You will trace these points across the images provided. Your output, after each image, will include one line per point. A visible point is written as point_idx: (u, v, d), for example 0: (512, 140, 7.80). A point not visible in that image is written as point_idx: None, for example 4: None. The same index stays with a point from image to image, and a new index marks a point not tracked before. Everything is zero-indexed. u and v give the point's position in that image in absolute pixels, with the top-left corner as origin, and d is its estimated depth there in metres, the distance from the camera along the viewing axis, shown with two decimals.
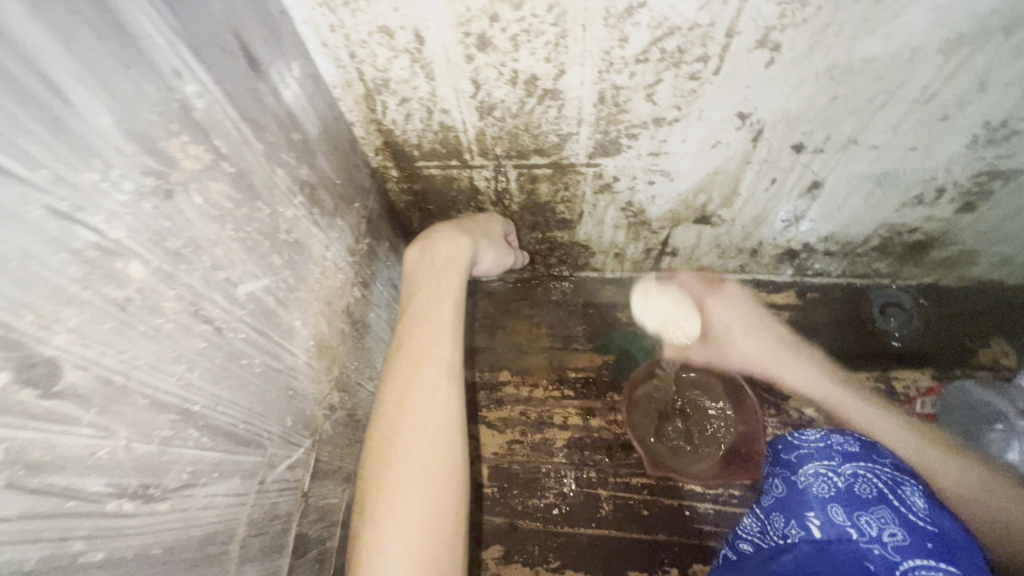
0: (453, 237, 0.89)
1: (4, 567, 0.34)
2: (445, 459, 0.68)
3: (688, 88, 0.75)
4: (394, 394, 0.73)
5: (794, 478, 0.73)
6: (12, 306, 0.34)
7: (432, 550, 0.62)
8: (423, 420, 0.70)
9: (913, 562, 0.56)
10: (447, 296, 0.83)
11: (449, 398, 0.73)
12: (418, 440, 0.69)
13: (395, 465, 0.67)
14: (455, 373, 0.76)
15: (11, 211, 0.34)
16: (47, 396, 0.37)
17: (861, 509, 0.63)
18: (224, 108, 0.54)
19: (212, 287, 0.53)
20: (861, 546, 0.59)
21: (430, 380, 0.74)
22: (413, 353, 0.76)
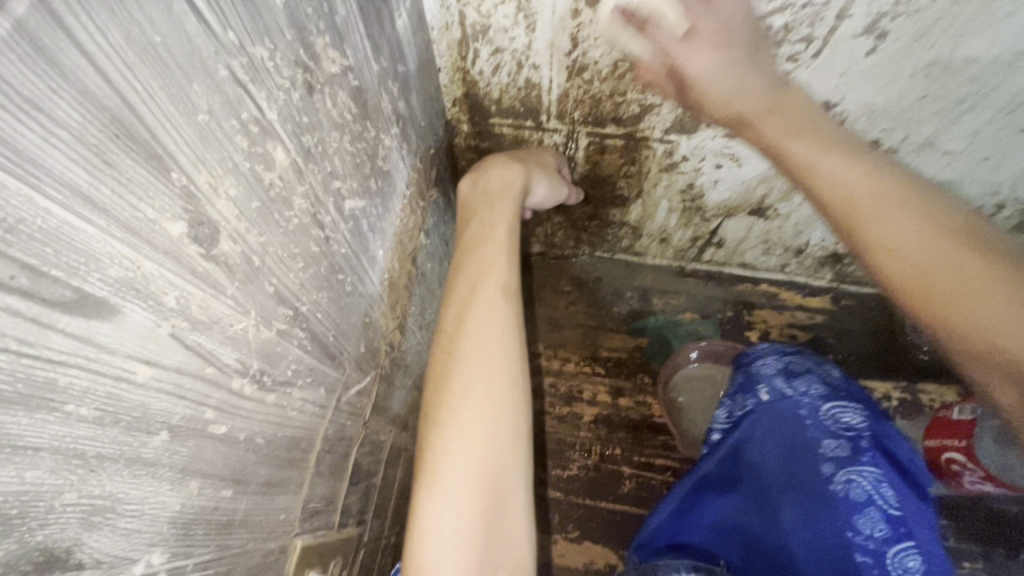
0: (504, 165, 0.82)
1: (158, 415, 0.34)
2: (506, 375, 0.65)
3: (783, 70, 0.76)
4: (453, 313, 0.70)
5: (748, 368, 0.87)
6: (194, 160, 0.34)
7: (497, 457, 0.61)
8: (483, 336, 0.67)
9: (832, 406, 0.76)
10: (506, 221, 0.77)
11: (507, 316, 0.69)
12: (480, 354, 0.66)
13: (458, 376, 0.65)
14: (512, 295, 0.72)
15: (206, 66, 0.34)
16: (208, 258, 0.37)
17: (795, 378, 0.81)
18: (357, 20, 0.55)
19: (328, 194, 0.53)
20: (796, 401, 0.77)
21: (487, 299, 0.69)
22: (471, 273, 0.72)
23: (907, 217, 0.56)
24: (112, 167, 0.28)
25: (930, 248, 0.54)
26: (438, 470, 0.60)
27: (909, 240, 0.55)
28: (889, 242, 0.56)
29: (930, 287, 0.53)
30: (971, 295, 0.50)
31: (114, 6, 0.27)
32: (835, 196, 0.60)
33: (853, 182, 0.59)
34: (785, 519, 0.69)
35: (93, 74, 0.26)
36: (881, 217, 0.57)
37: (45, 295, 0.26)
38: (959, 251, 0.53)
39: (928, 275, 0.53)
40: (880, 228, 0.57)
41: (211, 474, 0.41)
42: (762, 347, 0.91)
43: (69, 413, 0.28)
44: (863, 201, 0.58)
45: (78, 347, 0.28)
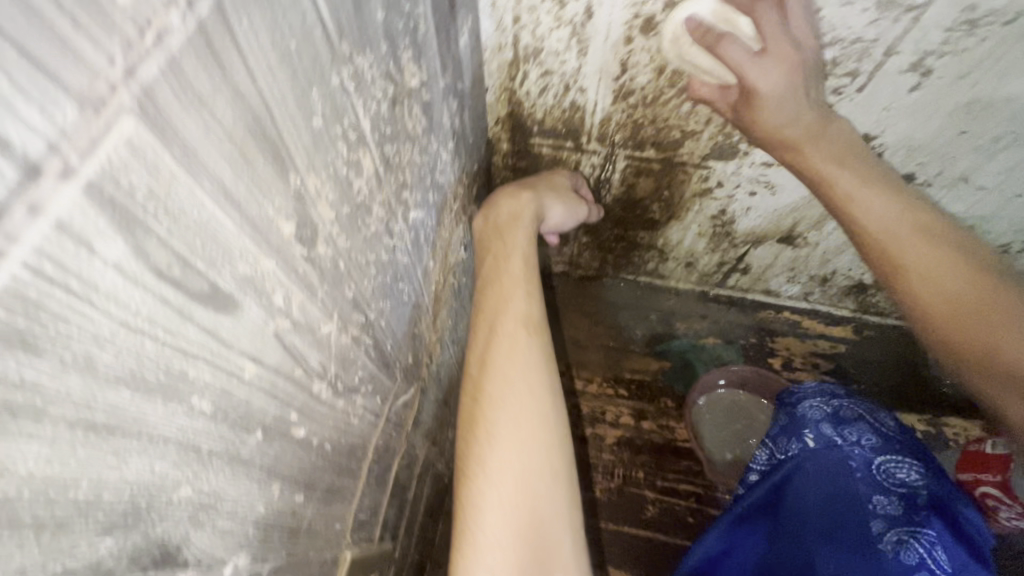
0: (513, 192, 0.72)
1: (255, 413, 0.34)
2: (536, 421, 0.57)
3: (827, 102, 0.78)
4: (473, 355, 0.62)
5: (792, 408, 0.84)
6: (307, 162, 0.35)
7: (538, 511, 0.55)
8: (507, 378, 0.58)
9: (883, 459, 0.75)
10: (520, 251, 0.68)
11: (532, 353, 0.60)
12: (506, 400, 0.57)
13: (484, 422, 0.57)
14: (536, 328, 0.63)
15: (323, 72, 0.35)
16: (307, 259, 0.37)
17: (845, 426, 0.79)
18: (432, 37, 0.56)
19: (399, 204, 0.54)
20: (847, 451, 0.76)
21: (508, 336, 0.61)
22: (489, 310, 0.63)
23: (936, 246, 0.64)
24: (249, 165, 0.29)
25: (943, 262, 0.63)
26: (474, 527, 0.54)
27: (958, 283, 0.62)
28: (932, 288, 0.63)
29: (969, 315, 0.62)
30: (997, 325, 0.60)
31: (266, 11, 0.28)
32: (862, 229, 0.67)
33: (892, 220, 0.65)
34: (822, 565, 0.67)
35: (244, 75, 0.27)
36: (910, 252, 0.64)
37: (189, 287, 0.26)
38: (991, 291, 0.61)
39: (975, 308, 0.61)
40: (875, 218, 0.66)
41: (289, 478, 0.40)
42: (805, 386, 0.87)
43: (192, 405, 0.28)
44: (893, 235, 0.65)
45: (206, 340, 0.28)
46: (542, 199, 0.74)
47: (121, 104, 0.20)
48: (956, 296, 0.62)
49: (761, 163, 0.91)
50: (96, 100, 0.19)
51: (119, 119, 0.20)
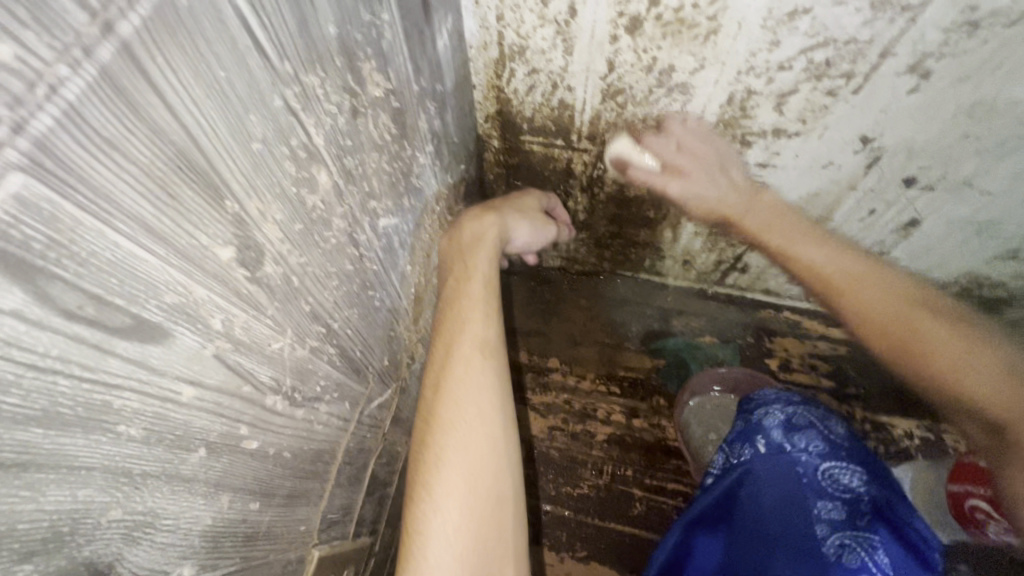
0: (477, 213, 0.75)
1: (196, 433, 0.35)
2: (486, 440, 0.59)
3: (821, 103, 0.75)
4: (431, 377, 0.63)
5: (748, 415, 0.81)
6: (247, 187, 0.35)
7: (484, 520, 0.56)
8: (459, 400, 0.60)
9: (830, 465, 0.70)
10: (483, 273, 0.69)
11: (486, 377, 0.62)
12: (458, 421, 0.59)
13: (435, 442, 0.58)
14: (492, 351, 0.64)
15: (263, 96, 0.35)
16: (252, 280, 0.38)
17: (795, 432, 0.74)
18: (401, 44, 0.56)
19: (365, 213, 0.54)
20: (795, 458, 0.71)
21: (463, 360, 0.62)
22: (448, 332, 0.65)
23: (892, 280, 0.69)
24: (174, 199, 0.29)
25: (898, 311, 0.67)
26: (421, 541, 0.55)
27: (880, 301, 0.68)
28: (878, 309, 0.68)
29: (890, 339, 0.67)
30: (877, 322, 0.68)
31: (187, 46, 0.28)
32: (814, 275, 0.73)
33: (834, 262, 0.72)
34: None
35: (163, 112, 0.28)
36: (857, 291, 0.70)
37: (107, 323, 0.27)
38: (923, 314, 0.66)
39: (909, 325, 0.66)
40: (867, 296, 0.69)
41: (240, 489, 0.42)
42: (767, 393, 0.83)
43: (120, 433, 0.29)
44: (856, 276, 0.71)
45: (132, 370, 0.29)
46: (507, 220, 0.76)
47: (7, 160, 0.20)
48: (885, 299, 0.68)
49: (755, 164, 0.88)
50: None
51: (7, 175, 0.21)
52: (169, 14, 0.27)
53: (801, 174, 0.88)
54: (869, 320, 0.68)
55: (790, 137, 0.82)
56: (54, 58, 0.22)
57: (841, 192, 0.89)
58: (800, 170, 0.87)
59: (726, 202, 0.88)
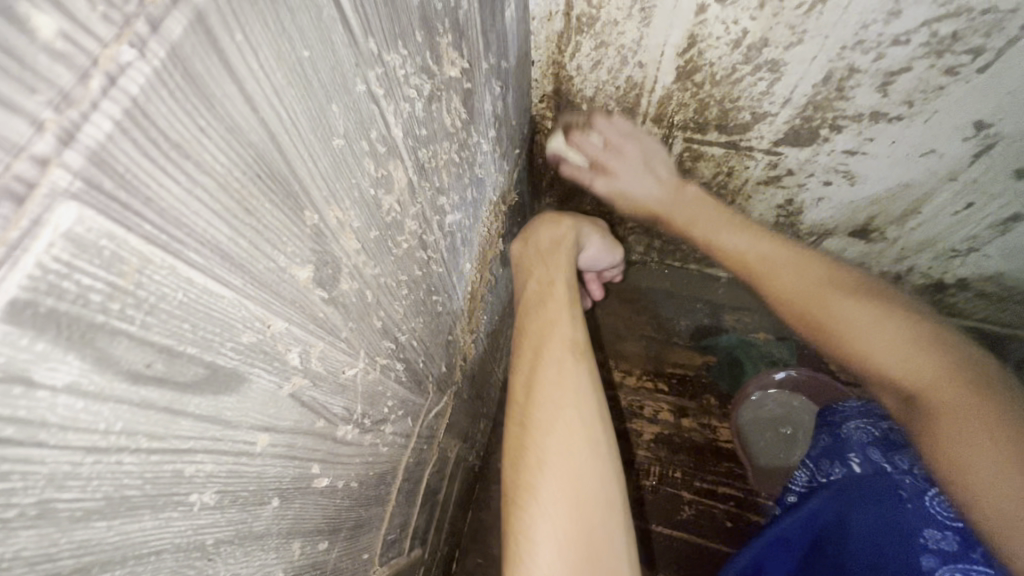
0: (552, 218, 0.68)
1: (269, 483, 0.30)
2: (587, 438, 0.49)
3: (936, 83, 0.66)
4: (521, 378, 0.55)
5: (835, 429, 0.67)
6: (325, 192, 0.29)
7: (592, 536, 0.44)
8: (556, 397, 0.51)
9: (943, 488, 0.51)
10: (566, 282, 0.63)
11: (578, 373, 0.54)
12: (554, 418, 0.50)
13: (533, 442, 0.49)
14: (584, 353, 0.56)
15: (345, 82, 0.29)
16: (329, 302, 0.32)
17: (898, 450, 0.57)
18: (476, 15, 0.48)
19: (435, 212, 0.48)
20: (898, 479, 0.54)
21: (554, 359, 0.55)
22: (534, 336, 0.58)
23: (789, 267, 0.62)
24: (252, 215, 0.23)
25: (810, 288, 0.60)
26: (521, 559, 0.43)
27: (803, 286, 0.60)
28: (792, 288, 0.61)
29: (814, 322, 0.58)
30: (851, 330, 0.55)
31: (269, 18, 0.22)
32: (733, 259, 0.67)
33: (748, 245, 0.66)
34: None
35: (241, 105, 0.21)
36: (774, 272, 0.63)
37: (178, 379, 0.21)
38: (842, 298, 0.57)
39: (822, 317, 0.57)
40: (786, 280, 0.61)
41: (310, 531, 0.37)
42: (852, 405, 0.70)
43: (193, 503, 0.24)
44: (763, 258, 0.64)
45: (205, 428, 0.24)
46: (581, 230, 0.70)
47: (56, 185, 0.15)
48: (844, 318, 0.56)
49: (841, 152, 0.80)
50: (17, 185, 0.14)
51: (55, 205, 0.15)
52: None
53: (894, 163, 0.79)
54: (784, 303, 0.61)
55: (890, 122, 0.73)
56: (111, 38, 0.16)
57: (937, 184, 0.80)
58: (894, 158, 0.78)
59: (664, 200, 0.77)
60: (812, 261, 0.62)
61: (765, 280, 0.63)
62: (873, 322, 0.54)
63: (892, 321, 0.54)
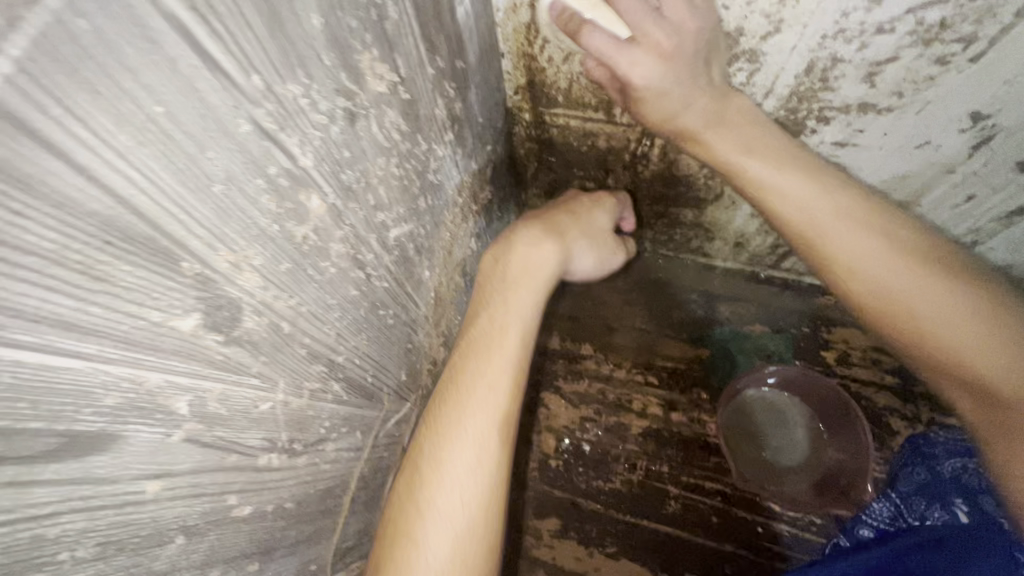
0: (536, 240, 0.59)
1: (170, 523, 0.31)
2: (478, 547, 0.44)
3: (926, 73, 0.61)
4: (426, 450, 0.47)
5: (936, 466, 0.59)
6: (209, 239, 0.29)
7: None
8: (459, 486, 0.45)
9: None
10: (518, 329, 0.54)
11: (495, 462, 0.47)
12: (453, 512, 0.44)
13: (417, 537, 0.43)
14: (508, 431, 0.49)
15: (223, 125, 0.28)
16: (228, 343, 0.32)
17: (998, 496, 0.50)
18: (411, 22, 0.46)
19: (371, 230, 0.47)
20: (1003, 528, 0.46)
21: (472, 437, 0.47)
22: (456, 399, 0.49)
23: (868, 229, 0.47)
24: (106, 281, 0.23)
25: (912, 277, 0.45)
26: None
27: (842, 235, 0.48)
28: (874, 290, 0.46)
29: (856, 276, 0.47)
30: (920, 307, 0.44)
31: (99, 85, 0.21)
32: (790, 211, 0.49)
33: (808, 195, 0.49)
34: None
35: (74, 180, 0.21)
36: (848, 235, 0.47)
37: (22, 452, 0.21)
38: (892, 260, 0.46)
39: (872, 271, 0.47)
40: (871, 280, 0.47)
41: (233, 557, 0.38)
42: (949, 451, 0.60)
43: (64, 560, 0.25)
44: (831, 220, 0.48)
45: (72, 490, 0.24)
46: (575, 250, 0.62)
47: None
48: (893, 300, 0.46)
49: (831, 143, 0.75)
50: None
51: None
52: (62, 45, 0.19)
53: (887, 155, 0.75)
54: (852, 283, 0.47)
55: (880, 113, 0.68)
56: None
57: (934, 176, 0.75)
58: (887, 150, 0.74)
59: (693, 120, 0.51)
60: (874, 225, 0.47)
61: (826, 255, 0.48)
62: (938, 287, 0.44)
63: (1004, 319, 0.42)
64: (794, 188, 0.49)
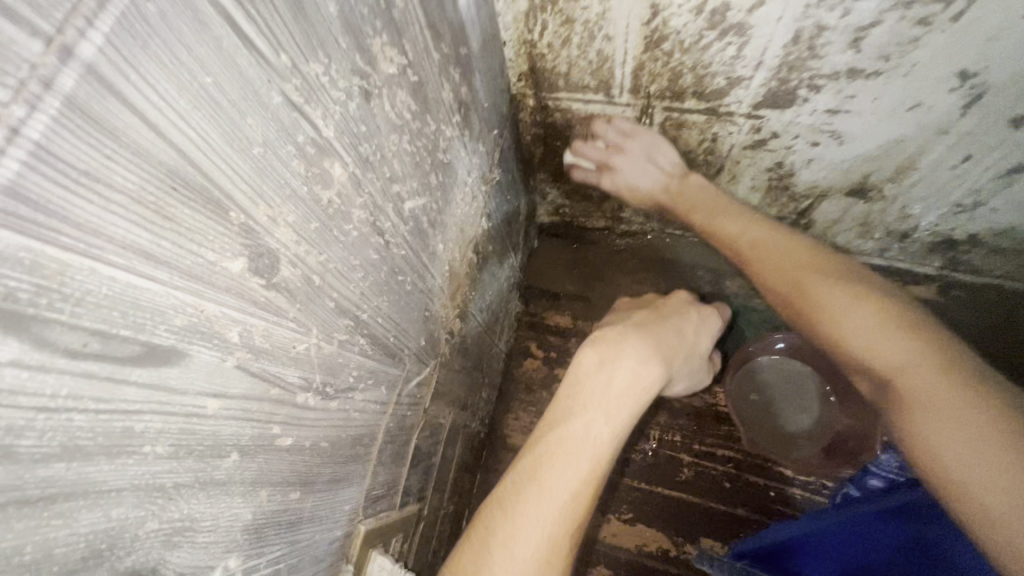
0: (643, 356, 0.69)
1: (227, 440, 0.36)
2: (569, 519, 0.61)
3: (910, 35, 0.63)
4: (541, 445, 0.65)
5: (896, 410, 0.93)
6: (252, 195, 0.34)
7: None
8: (562, 482, 0.62)
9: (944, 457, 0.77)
10: (629, 403, 0.68)
11: (588, 483, 0.63)
12: (555, 495, 0.61)
13: (531, 497, 0.61)
14: (599, 467, 0.65)
15: (258, 95, 0.33)
16: (268, 287, 0.37)
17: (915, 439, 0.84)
18: (416, 10, 0.51)
19: (388, 200, 0.52)
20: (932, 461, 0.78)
21: (578, 456, 0.64)
22: (571, 434, 0.65)
23: (790, 261, 0.73)
24: (171, 220, 0.29)
25: (796, 284, 0.71)
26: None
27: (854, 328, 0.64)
28: (842, 343, 0.65)
29: (803, 310, 0.69)
30: (857, 340, 0.63)
31: (164, 58, 0.26)
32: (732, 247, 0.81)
33: (743, 235, 0.79)
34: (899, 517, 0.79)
35: (147, 132, 0.26)
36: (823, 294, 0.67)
37: (116, 355, 0.27)
38: (910, 351, 0.60)
39: (799, 304, 0.70)
40: (824, 305, 0.67)
41: (279, 482, 0.44)
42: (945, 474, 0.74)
43: (146, 452, 0.30)
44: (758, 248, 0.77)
45: (151, 394, 0.30)
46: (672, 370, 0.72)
47: None
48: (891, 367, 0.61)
49: (824, 111, 0.78)
50: None
51: None
52: (137, 25, 0.24)
53: (881, 120, 0.77)
54: (774, 297, 0.73)
55: (869, 78, 0.71)
56: (9, 99, 0.20)
57: (928, 138, 0.77)
58: (880, 115, 0.76)
59: (661, 195, 0.92)
60: (788, 261, 0.73)
61: (765, 273, 0.74)
62: (855, 316, 0.64)
63: (875, 314, 0.63)
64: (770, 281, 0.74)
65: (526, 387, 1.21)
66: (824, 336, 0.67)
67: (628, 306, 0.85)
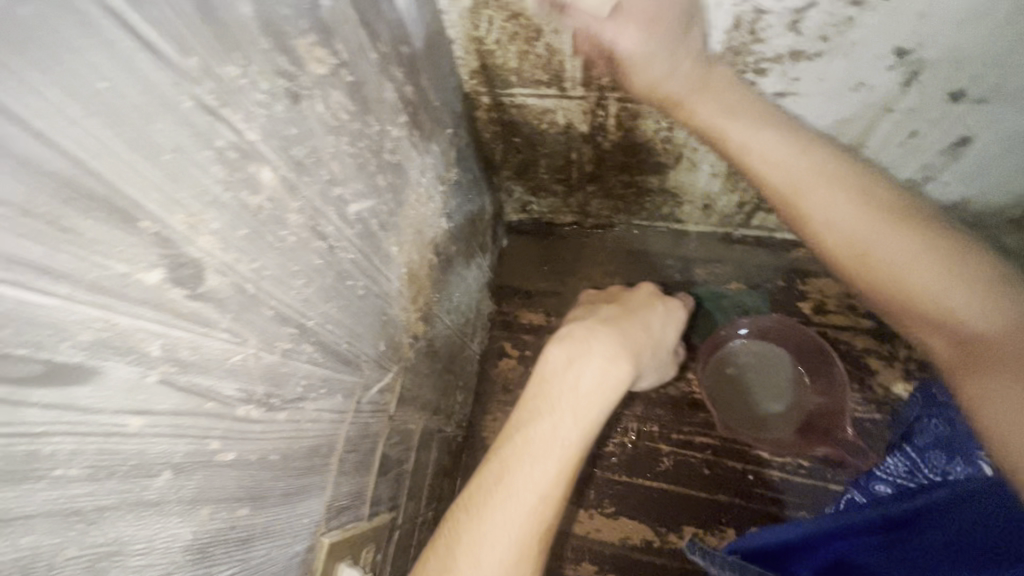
0: (610, 356, 0.68)
1: (156, 459, 0.35)
2: (535, 523, 0.61)
3: (845, 15, 0.64)
4: (508, 448, 0.64)
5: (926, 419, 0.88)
6: (166, 203, 0.33)
7: None
8: (530, 487, 0.62)
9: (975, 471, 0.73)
10: (596, 404, 0.66)
11: (556, 486, 0.63)
12: (521, 499, 0.61)
13: (496, 503, 0.61)
14: (566, 469, 0.64)
15: (165, 99, 0.32)
16: (194, 298, 0.36)
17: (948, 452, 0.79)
18: (346, 8, 0.50)
19: (328, 203, 0.51)
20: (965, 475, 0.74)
21: (545, 458, 0.63)
22: (537, 438, 0.64)
23: (840, 193, 0.60)
24: (72, 231, 0.27)
25: (855, 213, 0.59)
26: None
27: (903, 261, 0.57)
28: (891, 284, 0.58)
29: (846, 245, 0.60)
30: (908, 282, 0.57)
31: (49, 63, 0.25)
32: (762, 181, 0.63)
33: (784, 160, 0.62)
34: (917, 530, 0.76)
35: (33, 141, 0.25)
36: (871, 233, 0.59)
37: (13, 375, 0.26)
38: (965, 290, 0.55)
39: (847, 242, 0.60)
40: (873, 242, 0.59)
41: (223, 499, 0.42)
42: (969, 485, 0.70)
43: (60, 476, 0.29)
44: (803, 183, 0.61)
45: (60, 415, 0.28)
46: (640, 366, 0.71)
47: None
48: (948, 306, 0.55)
49: (773, 94, 0.79)
50: None
51: None
52: (10, 29, 0.23)
53: (828, 100, 0.78)
54: (827, 235, 0.61)
55: (811, 59, 0.71)
56: None
57: (875, 116, 0.79)
58: (827, 95, 0.77)
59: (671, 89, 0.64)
60: (841, 185, 0.60)
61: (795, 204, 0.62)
62: (909, 252, 0.57)
63: (934, 254, 0.56)
64: (823, 210, 0.61)
65: (502, 387, 1.20)
66: (866, 274, 0.60)
67: (593, 300, 0.85)
